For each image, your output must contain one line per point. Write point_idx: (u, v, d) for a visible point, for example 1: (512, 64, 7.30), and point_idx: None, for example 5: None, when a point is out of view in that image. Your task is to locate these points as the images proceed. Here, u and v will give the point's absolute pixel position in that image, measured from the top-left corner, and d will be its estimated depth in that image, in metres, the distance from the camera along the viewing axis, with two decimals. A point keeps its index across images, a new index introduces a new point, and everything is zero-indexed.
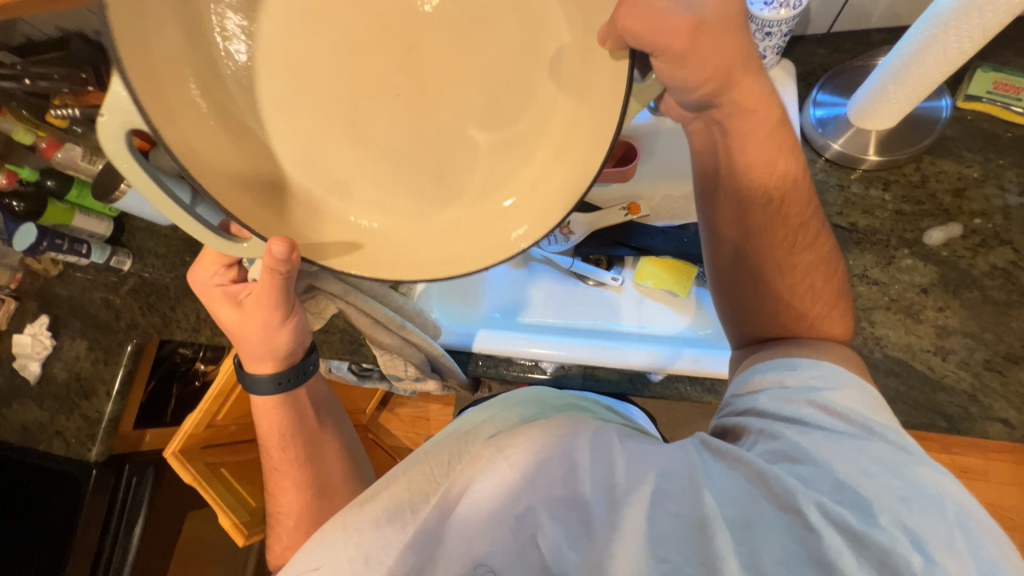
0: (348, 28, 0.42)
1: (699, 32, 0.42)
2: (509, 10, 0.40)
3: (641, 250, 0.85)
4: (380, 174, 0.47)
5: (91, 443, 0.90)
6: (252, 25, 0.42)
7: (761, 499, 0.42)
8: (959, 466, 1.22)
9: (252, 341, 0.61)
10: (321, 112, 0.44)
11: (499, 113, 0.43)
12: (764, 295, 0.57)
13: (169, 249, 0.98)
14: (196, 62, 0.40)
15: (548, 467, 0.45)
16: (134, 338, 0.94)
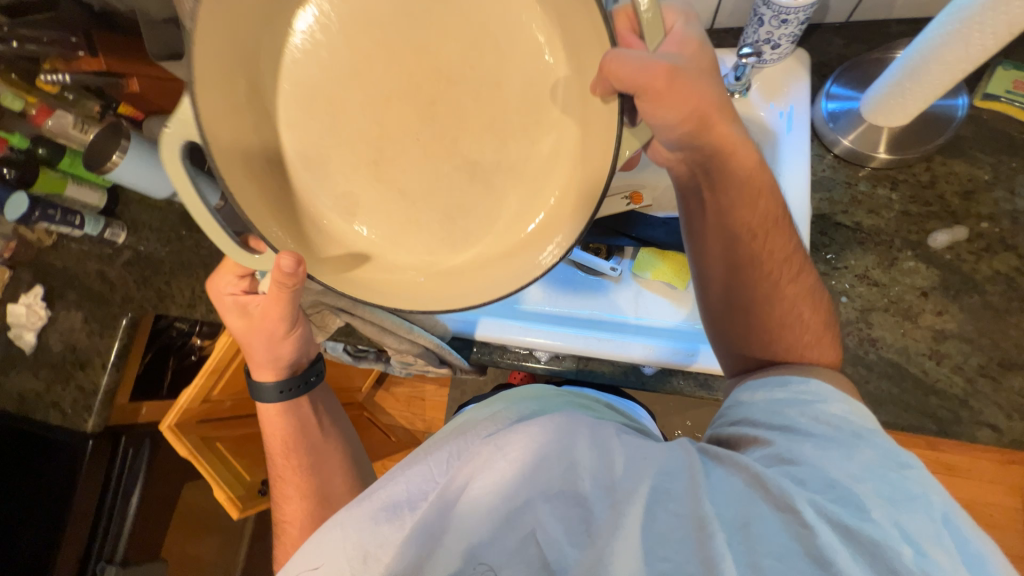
0: (379, 81, 0.48)
1: (672, 77, 0.46)
2: (521, 73, 0.48)
3: (642, 240, 0.81)
4: (397, 209, 0.52)
5: (87, 414, 0.90)
6: (296, 78, 0.49)
7: (758, 498, 0.43)
8: (944, 463, 1.25)
9: (261, 356, 0.71)
10: (350, 153, 0.50)
11: (509, 156, 0.50)
12: (752, 327, 0.58)
13: (164, 224, 0.97)
14: (247, 107, 0.48)
15: (548, 464, 0.45)
16: (129, 312, 0.94)
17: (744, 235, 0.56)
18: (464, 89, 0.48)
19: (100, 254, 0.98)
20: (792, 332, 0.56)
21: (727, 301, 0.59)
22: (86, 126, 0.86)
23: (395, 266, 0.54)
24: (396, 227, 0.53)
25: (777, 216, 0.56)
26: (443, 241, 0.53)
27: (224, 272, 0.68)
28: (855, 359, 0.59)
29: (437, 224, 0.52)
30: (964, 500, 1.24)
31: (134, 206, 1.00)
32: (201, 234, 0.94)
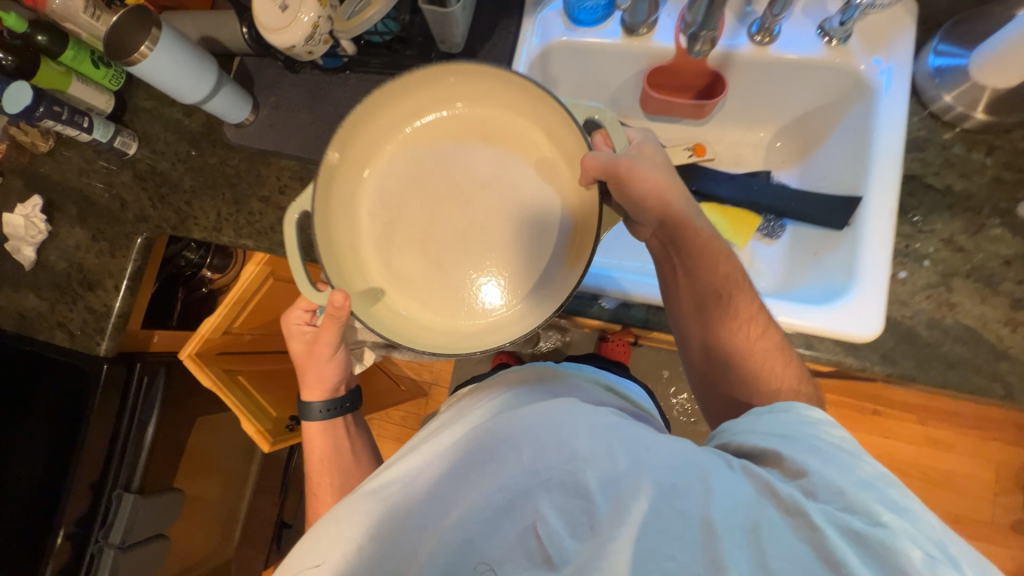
0: (435, 179, 0.64)
1: (633, 168, 0.58)
2: (529, 186, 0.63)
3: (704, 194, 0.79)
4: (426, 270, 0.64)
5: (100, 337, 0.84)
6: (383, 170, 0.66)
7: (764, 502, 0.41)
8: (930, 436, 1.34)
9: (309, 380, 0.77)
10: (406, 225, 0.64)
11: (514, 239, 0.62)
12: (728, 375, 0.59)
13: (183, 139, 0.88)
14: (346, 174, 0.63)
15: (547, 454, 0.45)
16: (144, 232, 0.86)
17: (711, 293, 0.59)
18: (488, 192, 0.63)
19: (110, 169, 0.90)
20: (761, 384, 0.56)
21: (705, 359, 0.60)
22: (96, 11, 0.76)
23: (400, 309, 0.64)
24: (425, 284, 0.64)
25: (740, 275, 0.60)
26: (462, 304, 0.63)
27: (292, 311, 0.80)
28: (930, 324, 0.59)
29: (455, 287, 0.63)
30: (947, 471, 1.33)
31: (146, 117, 0.90)
32: (225, 151, 0.86)
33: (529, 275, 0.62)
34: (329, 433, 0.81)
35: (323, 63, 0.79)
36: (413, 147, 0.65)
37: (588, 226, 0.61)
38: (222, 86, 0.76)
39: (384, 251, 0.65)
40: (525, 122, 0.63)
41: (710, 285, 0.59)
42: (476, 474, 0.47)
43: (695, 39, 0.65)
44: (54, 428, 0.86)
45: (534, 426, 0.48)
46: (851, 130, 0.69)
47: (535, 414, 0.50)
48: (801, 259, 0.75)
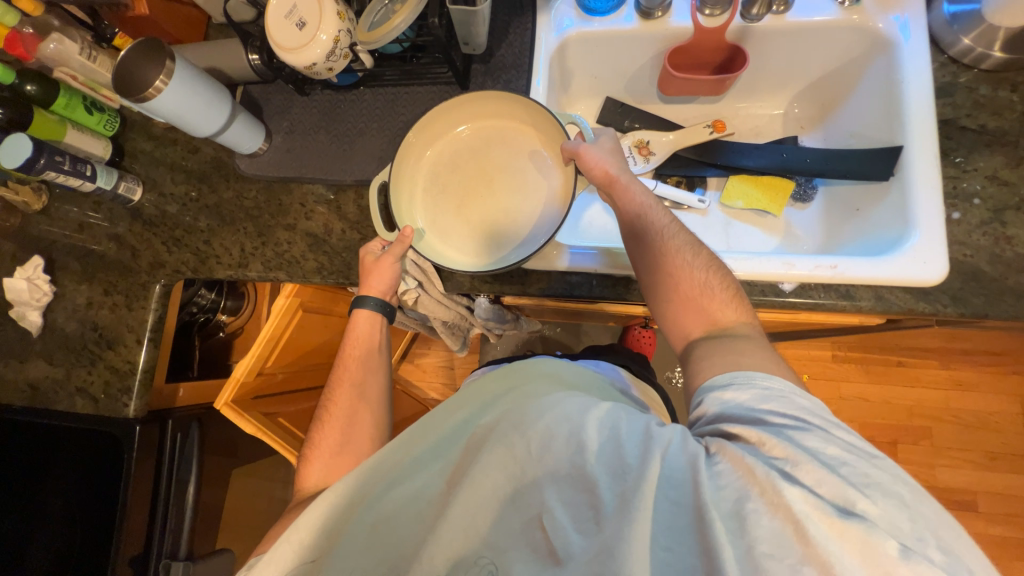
0: (466, 162, 0.73)
1: (587, 148, 0.63)
2: (517, 161, 0.71)
3: (730, 168, 0.81)
4: (462, 222, 0.72)
5: (128, 397, 0.78)
6: (444, 147, 0.74)
7: (748, 492, 0.38)
8: (954, 379, 1.36)
9: (369, 282, 0.69)
10: (449, 194, 0.73)
11: (515, 205, 0.70)
12: (675, 310, 0.57)
13: (191, 176, 0.84)
14: (424, 142, 0.72)
15: (552, 449, 0.44)
16: (161, 279, 0.81)
17: (647, 236, 0.59)
18: (508, 174, 0.72)
19: (114, 217, 0.85)
20: (705, 299, 0.55)
21: (656, 300, 0.58)
22: (93, 53, 0.72)
23: (444, 249, 0.71)
24: (461, 241, 0.71)
25: (670, 226, 0.60)
26: (491, 252, 0.70)
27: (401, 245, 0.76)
28: (992, 259, 0.60)
29: (484, 240, 0.70)
30: (977, 410, 1.35)
31: (148, 159, 0.86)
32: (240, 184, 0.82)
33: (537, 224, 0.69)
34: (373, 330, 0.71)
35: (338, 81, 0.77)
36: (462, 136, 0.74)
37: (570, 179, 0.68)
38: (239, 112, 0.74)
39: (433, 217, 0.73)
40: (503, 121, 0.72)
41: (648, 236, 0.59)
42: (472, 472, 0.45)
43: (753, 2, 0.69)
44: (88, 500, 0.80)
45: (543, 418, 0.45)
46: (874, 85, 0.71)
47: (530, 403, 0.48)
48: (840, 216, 0.76)
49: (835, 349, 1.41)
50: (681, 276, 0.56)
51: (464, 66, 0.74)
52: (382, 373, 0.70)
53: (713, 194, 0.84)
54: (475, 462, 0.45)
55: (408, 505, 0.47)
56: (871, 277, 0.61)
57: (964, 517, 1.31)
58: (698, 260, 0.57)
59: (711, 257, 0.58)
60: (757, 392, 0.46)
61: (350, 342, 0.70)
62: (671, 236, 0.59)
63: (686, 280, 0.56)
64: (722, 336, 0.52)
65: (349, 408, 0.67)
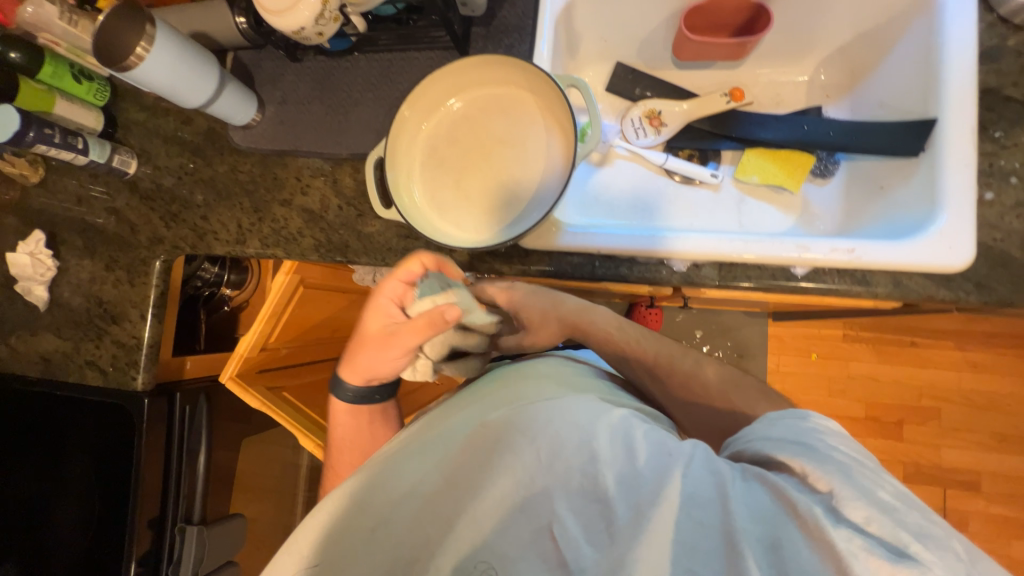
0: (464, 136, 0.69)
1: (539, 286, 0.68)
2: (515, 130, 0.68)
3: (747, 142, 0.76)
4: (462, 198, 0.69)
5: (136, 371, 0.79)
6: (441, 118, 0.70)
7: (781, 519, 0.40)
8: (969, 361, 1.33)
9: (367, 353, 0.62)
10: (448, 169, 0.70)
11: (515, 178, 0.67)
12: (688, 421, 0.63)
13: (185, 149, 0.82)
14: (419, 111, 0.69)
15: (570, 457, 0.45)
16: (161, 254, 0.81)
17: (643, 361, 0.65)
18: (509, 146, 0.68)
19: (111, 191, 0.84)
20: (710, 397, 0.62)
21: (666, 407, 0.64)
22: (73, 17, 0.69)
23: (444, 226, 0.69)
24: (463, 217, 0.68)
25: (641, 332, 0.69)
26: (492, 227, 0.67)
27: (388, 281, 0.61)
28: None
29: (484, 215, 0.68)
30: (989, 392, 1.32)
31: (142, 130, 0.84)
32: (234, 157, 0.79)
33: (538, 194, 0.66)
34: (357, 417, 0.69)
35: (330, 46, 0.73)
36: (458, 107, 0.70)
37: (571, 147, 0.64)
38: (226, 81, 0.70)
39: (433, 192, 0.70)
40: (500, 88, 0.68)
41: (643, 359, 0.66)
42: (486, 476, 0.46)
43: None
44: (105, 467, 0.83)
45: (552, 427, 0.47)
46: (910, 49, 0.65)
47: (538, 410, 0.49)
48: (863, 193, 0.71)
49: (847, 329, 1.37)
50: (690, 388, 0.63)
51: (463, 30, 0.69)
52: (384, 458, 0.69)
53: (727, 168, 0.79)
54: (486, 464, 0.46)
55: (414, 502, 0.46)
56: (891, 260, 0.57)
57: (965, 497, 1.31)
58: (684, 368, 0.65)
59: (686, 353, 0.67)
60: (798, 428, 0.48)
61: (335, 432, 0.70)
62: (651, 351, 0.67)
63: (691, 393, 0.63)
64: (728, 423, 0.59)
65: None
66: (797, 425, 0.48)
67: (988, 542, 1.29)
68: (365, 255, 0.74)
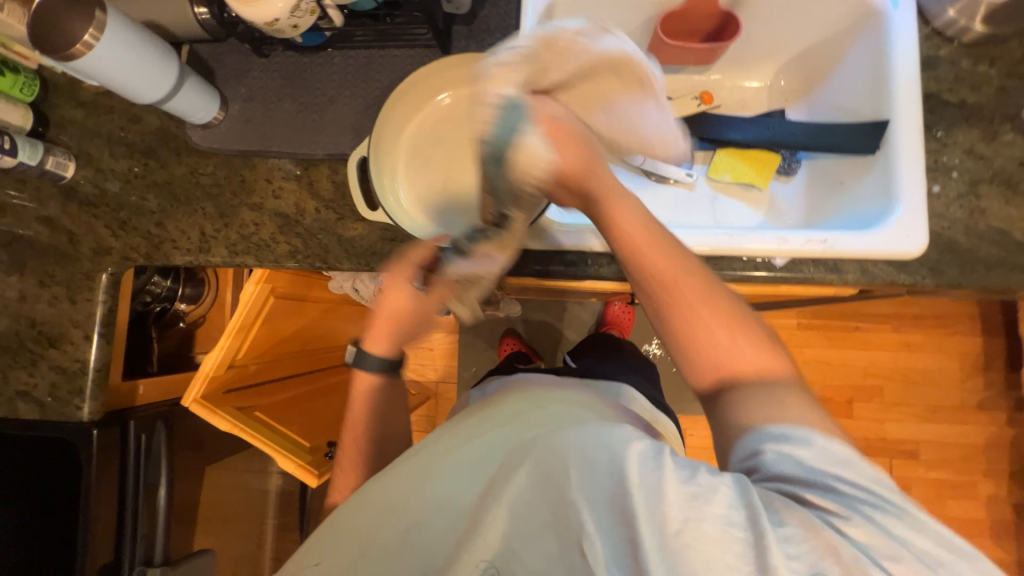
0: (452, 133, 0.68)
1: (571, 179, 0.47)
2: None
3: (718, 142, 0.81)
4: (450, 196, 0.67)
5: (81, 399, 0.70)
6: (427, 114, 0.68)
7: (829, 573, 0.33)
8: (904, 341, 1.47)
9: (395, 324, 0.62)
10: (435, 167, 0.68)
11: None
12: (682, 347, 0.45)
13: (134, 150, 0.74)
14: (404, 108, 0.67)
15: (593, 474, 0.41)
16: (108, 266, 0.72)
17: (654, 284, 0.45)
18: None
19: (43, 198, 0.74)
20: (701, 345, 0.44)
21: (671, 338, 0.45)
22: None
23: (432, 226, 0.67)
24: (452, 218, 0.66)
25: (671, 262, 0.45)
26: None
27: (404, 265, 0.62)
28: (967, 231, 0.63)
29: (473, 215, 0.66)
30: (922, 368, 1.46)
31: (80, 130, 0.75)
32: (194, 158, 0.73)
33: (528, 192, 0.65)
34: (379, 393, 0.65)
35: (302, 40, 0.69)
36: (445, 102, 0.68)
37: None
38: (185, 78, 0.64)
39: (419, 191, 0.68)
40: None
41: (654, 293, 0.46)
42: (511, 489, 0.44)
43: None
44: (44, 511, 0.73)
45: (584, 442, 0.43)
46: (859, 58, 0.72)
47: (575, 429, 0.45)
48: (823, 189, 0.77)
49: (801, 317, 1.48)
50: (695, 299, 0.44)
51: (445, 27, 0.68)
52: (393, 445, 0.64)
53: (700, 168, 0.83)
54: (515, 481, 0.44)
55: (447, 502, 0.48)
56: (861, 249, 0.62)
57: (906, 466, 1.44)
58: (721, 317, 0.44)
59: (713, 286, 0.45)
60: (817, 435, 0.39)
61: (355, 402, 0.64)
62: (673, 276, 0.45)
63: (692, 331, 0.45)
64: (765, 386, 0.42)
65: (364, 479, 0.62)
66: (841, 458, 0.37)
67: (927, 503, 1.43)
68: (347, 259, 0.70)
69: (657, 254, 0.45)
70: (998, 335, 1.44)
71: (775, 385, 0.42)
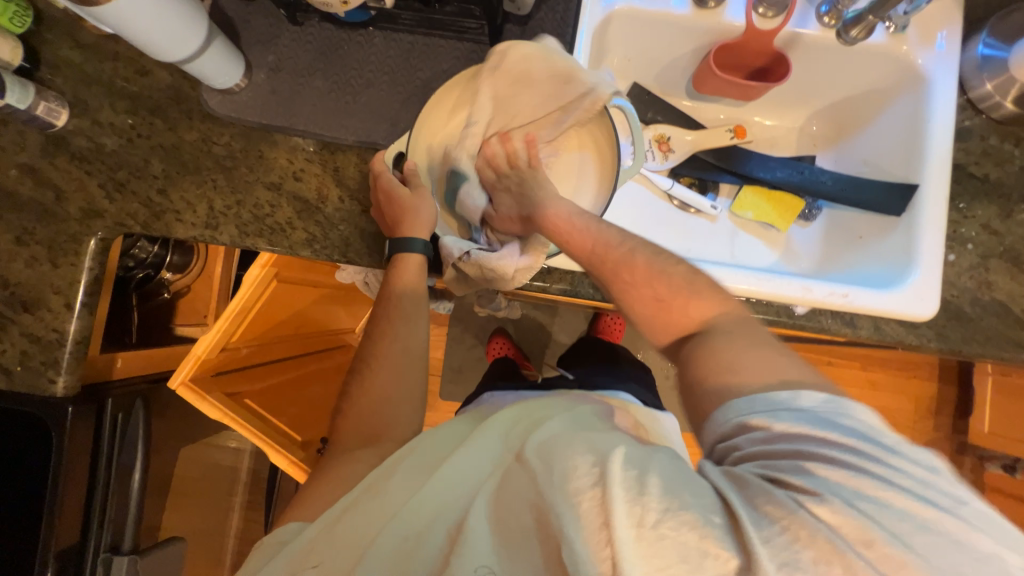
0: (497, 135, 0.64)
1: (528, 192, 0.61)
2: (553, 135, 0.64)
3: (747, 178, 0.81)
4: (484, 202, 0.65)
5: (56, 371, 0.64)
6: None
7: (802, 561, 0.31)
8: (869, 380, 1.56)
9: (408, 217, 0.60)
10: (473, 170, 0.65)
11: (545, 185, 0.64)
12: (646, 328, 0.53)
13: (139, 105, 0.67)
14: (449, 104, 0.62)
15: (567, 478, 0.38)
16: (98, 230, 0.66)
17: (611, 276, 0.54)
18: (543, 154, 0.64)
19: (28, 145, 0.66)
20: (672, 315, 0.51)
21: (637, 324, 0.54)
22: None
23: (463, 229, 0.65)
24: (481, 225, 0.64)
25: (621, 252, 0.54)
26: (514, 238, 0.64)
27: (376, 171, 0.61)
28: (973, 301, 0.66)
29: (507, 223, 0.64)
30: (882, 407, 1.55)
31: (76, 73, 0.67)
32: (208, 125, 0.67)
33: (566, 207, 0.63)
34: (414, 278, 0.61)
35: (345, 15, 0.64)
36: None
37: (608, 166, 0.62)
38: (211, 40, 0.59)
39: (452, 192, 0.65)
40: None
41: (618, 276, 0.54)
42: (501, 498, 0.43)
43: (854, 24, 0.67)
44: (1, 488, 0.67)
45: (570, 449, 0.40)
46: (896, 118, 0.73)
47: (566, 438, 0.43)
48: (841, 240, 0.78)
49: None
50: (622, 274, 0.53)
51: (500, 24, 0.65)
52: (412, 372, 0.60)
53: (724, 201, 0.83)
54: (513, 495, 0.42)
55: (425, 501, 0.45)
56: (876, 307, 0.64)
57: None
58: (679, 288, 0.51)
59: (661, 260, 0.53)
60: (794, 410, 0.39)
61: (388, 289, 0.60)
62: (620, 262, 0.54)
63: (656, 303, 0.52)
64: (716, 336, 0.47)
65: (384, 392, 0.59)
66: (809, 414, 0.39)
67: None
68: (368, 256, 0.66)
69: (613, 253, 0.54)
70: (952, 382, 1.55)
71: (726, 325, 0.48)
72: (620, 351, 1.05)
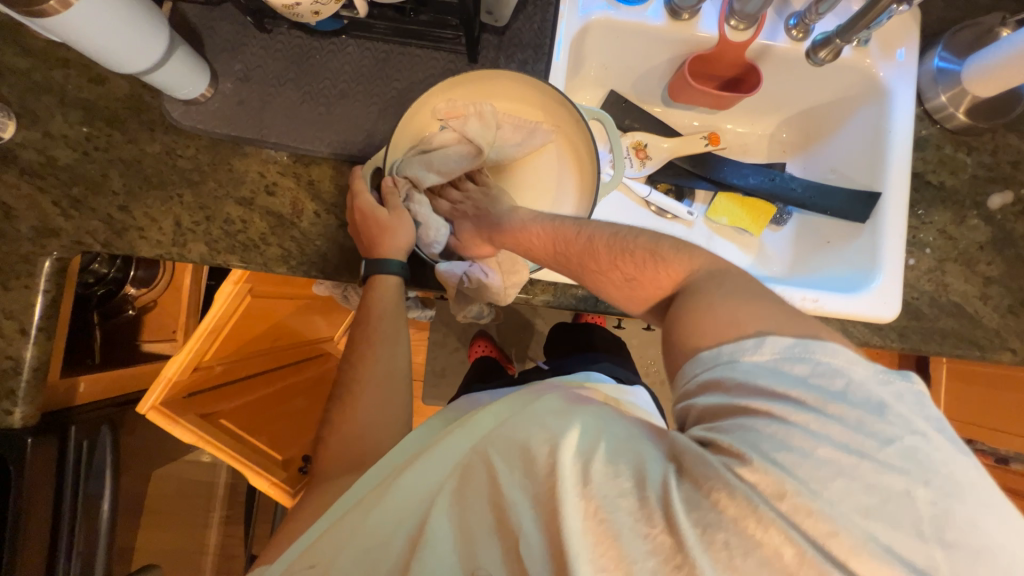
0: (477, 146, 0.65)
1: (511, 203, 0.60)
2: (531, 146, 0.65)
3: (720, 184, 0.82)
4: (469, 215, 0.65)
5: (11, 402, 0.60)
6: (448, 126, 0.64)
7: (723, 520, 0.30)
8: None
9: (382, 236, 0.59)
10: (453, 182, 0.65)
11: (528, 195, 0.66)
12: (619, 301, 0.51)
13: (94, 116, 0.63)
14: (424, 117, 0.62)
15: (526, 475, 0.37)
16: (53, 250, 0.62)
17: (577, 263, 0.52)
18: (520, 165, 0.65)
19: None
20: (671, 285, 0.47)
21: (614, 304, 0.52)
22: None
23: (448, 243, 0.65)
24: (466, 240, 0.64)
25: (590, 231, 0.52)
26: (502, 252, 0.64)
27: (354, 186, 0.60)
28: (931, 302, 0.70)
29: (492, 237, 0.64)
30: None
31: (22, 82, 0.63)
32: (170, 138, 0.64)
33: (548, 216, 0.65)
34: (392, 297, 0.60)
35: (316, 24, 0.62)
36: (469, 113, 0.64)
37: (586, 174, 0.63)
38: (173, 50, 0.56)
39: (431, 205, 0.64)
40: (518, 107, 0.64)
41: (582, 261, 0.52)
42: (462, 492, 0.41)
43: (822, 46, 0.70)
44: None
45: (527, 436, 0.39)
46: (860, 128, 0.76)
47: (521, 422, 0.41)
48: (810, 244, 0.81)
49: None
50: (588, 262, 0.51)
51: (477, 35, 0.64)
52: (396, 388, 0.58)
53: (700, 207, 0.85)
54: (479, 491, 0.40)
55: (380, 512, 0.42)
56: (842, 312, 0.67)
57: None
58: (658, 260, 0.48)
59: (626, 237, 0.50)
60: (753, 362, 0.36)
61: (370, 308, 0.59)
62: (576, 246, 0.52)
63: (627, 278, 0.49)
64: (686, 294, 0.44)
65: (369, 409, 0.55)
66: (784, 362, 0.36)
67: None
68: (347, 272, 0.65)
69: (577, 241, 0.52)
70: None
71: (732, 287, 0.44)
72: (595, 331, 1.05)
